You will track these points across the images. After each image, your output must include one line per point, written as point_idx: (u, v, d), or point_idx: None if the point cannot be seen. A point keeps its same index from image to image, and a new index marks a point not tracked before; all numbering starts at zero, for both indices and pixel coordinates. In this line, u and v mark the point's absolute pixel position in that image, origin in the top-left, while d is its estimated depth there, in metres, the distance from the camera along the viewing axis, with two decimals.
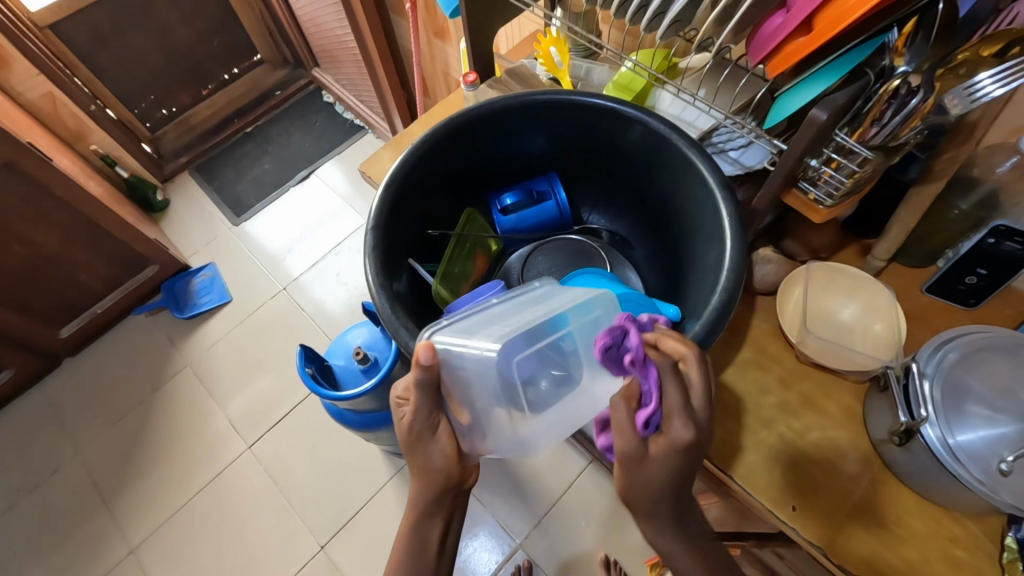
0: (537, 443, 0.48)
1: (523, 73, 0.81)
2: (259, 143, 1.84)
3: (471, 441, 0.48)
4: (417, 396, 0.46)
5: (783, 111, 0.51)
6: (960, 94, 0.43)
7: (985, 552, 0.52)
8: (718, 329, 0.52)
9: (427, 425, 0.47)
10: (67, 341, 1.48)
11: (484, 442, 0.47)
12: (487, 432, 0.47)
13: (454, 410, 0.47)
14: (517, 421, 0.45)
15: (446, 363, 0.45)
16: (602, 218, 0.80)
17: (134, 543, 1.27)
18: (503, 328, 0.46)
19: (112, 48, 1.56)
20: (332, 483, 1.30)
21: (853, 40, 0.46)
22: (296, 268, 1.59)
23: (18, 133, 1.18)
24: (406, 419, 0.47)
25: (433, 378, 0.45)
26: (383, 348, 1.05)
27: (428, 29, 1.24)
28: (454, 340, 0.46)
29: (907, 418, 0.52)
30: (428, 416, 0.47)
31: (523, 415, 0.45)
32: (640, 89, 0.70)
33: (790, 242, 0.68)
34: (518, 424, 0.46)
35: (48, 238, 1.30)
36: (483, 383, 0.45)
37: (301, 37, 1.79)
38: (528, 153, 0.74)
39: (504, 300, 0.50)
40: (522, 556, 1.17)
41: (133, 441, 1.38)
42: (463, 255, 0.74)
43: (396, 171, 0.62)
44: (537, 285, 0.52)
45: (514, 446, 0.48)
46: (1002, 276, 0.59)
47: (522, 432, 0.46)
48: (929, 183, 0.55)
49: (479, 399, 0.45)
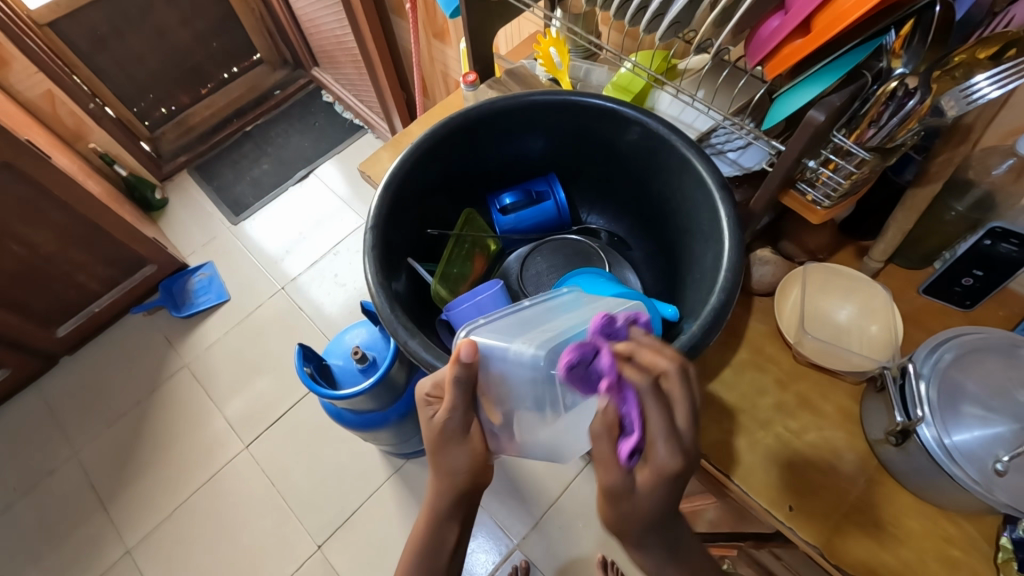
0: (565, 448, 0.48)
1: (523, 73, 0.81)
2: (258, 143, 1.84)
3: (499, 441, 0.48)
4: (454, 395, 0.45)
5: (780, 113, 0.52)
6: (956, 96, 0.44)
7: (980, 552, 0.52)
8: (716, 328, 0.52)
9: (459, 426, 0.46)
10: (64, 341, 1.47)
11: (513, 442, 0.48)
12: (519, 433, 0.47)
13: (486, 410, 0.47)
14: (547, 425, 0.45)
15: (484, 362, 0.45)
16: (600, 219, 0.80)
17: (131, 543, 1.26)
18: (544, 332, 0.45)
19: (112, 47, 1.56)
20: (330, 483, 1.30)
21: (850, 42, 0.46)
22: (294, 268, 1.59)
23: (18, 131, 1.18)
24: (441, 418, 0.46)
25: (471, 375, 0.44)
26: (381, 348, 1.05)
27: (427, 29, 1.24)
28: (494, 342, 0.45)
29: (903, 418, 0.52)
30: (462, 416, 0.46)
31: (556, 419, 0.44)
32: (639, 90, 0.71)
33: (786, 243, 0.69)
34: (550, 428, 0.45)
35: (47, 236, 1.30)
36: (523, 387, 0.44)
37: (300, 37, 1.79)
38: (527, 154, 0.74)
39: (537, 305, 0.50)
40: (519, 557, 1.17)
41: (130, 441, 1.38)
42: (462, 255, 0.74)
43: (396, 171, 0.62)
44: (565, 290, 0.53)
45: (540, 447, 0.48)
46: (997, 278, 0.59)
47: (550, 435, 0.46)
48: (926, 185, 0.55)
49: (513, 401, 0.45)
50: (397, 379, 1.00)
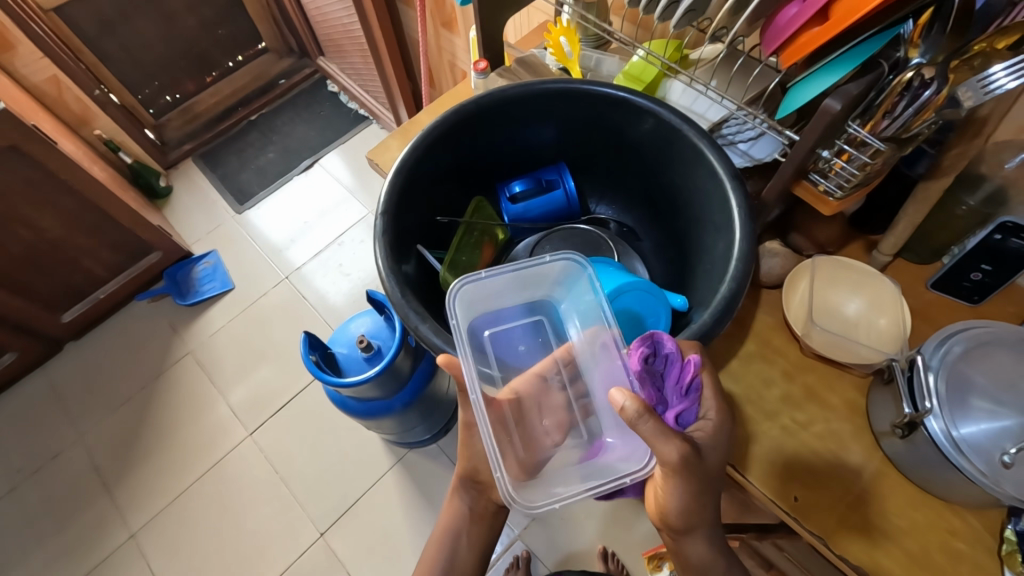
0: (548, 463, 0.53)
1: (532, 62, 0.81)
2: (263, 132, 1.84)
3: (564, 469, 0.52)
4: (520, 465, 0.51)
5: (796, 102, 0.52)
6: (973, 87, 0.43)
7: (984, 544, 0.52)
8: (726, 317, 0.53)
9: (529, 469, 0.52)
10: (69, 326, 1.48)
11: (562, 472, 0.52)
12: (561, 470, 0.52)
13: (587, 479, 0.50)
14: (573, 485, 0.49)
15: (617, 448, 0.52)
16: (609, 209, 0.80)
17: (135, 528, 1.27)
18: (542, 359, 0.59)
19: (117, 32, 1.55)
20: (331, 471, 1.30)
21: (866, 31, 0.47)
22: (298, 257, 1.59)
23: (25, 116, 1.18)
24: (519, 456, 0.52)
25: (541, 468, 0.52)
26: (386, 337, 1.06)
27: (435, 18, 1.23)
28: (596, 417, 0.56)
29: (911, 410, 0.52)
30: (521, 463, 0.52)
31: (580, 464, 0.53)
32: (651, 79, 0.70)
33: (796, 236, 0.68)
34: (583, 472, 0.51)
35: (52, 222, 1.30)
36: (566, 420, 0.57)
37: (307, 26, 1.79)
38: (537, 143, 0.74)
39: (527, 282, 0.57)
40: (521, 547, 1.18)
41: (135, 427, 1.38)
42: (471, 243, 0.74)
43: (407, 159, 0.62)
44: (549, 261, 0.55)
45: (504, 482, 0.47)
46: (1006, 274, 0.59)
47: (511, 464, 0.50)
48: (938, 178, 0.55)
49: (606, 462, 0.51)
50: (403, 368, 1.00)
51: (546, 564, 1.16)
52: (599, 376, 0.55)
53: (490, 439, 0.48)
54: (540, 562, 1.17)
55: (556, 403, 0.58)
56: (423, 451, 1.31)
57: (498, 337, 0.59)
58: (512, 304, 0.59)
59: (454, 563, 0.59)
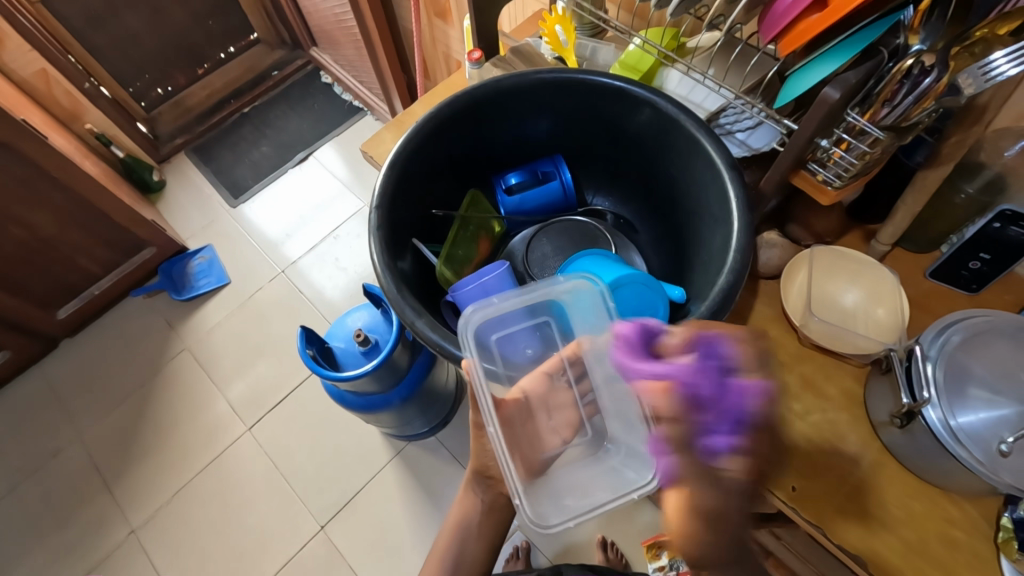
0: (558, 465, 0.55)
1: (528, 51, 0.80)
2: (256, 125, 1.82)
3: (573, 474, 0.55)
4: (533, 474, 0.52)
5: (795, 91, 0.51)
6: (974, 73, 0.42)
7: (981, 533, 0.52)
8: (724, 310, 0.53)
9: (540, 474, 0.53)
10: (64, 323, 1.47)
11: (571, 476, 0.54)
12: (569, 473, 0.54)
13: (599, 490, 0.52)
14: (583, 497, 0.52)
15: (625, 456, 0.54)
16: (606, 201, 0.80)
17: (135, 523, 1.27)
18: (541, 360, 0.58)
19: (107, 24, 1.54)
20: (331, 465, 1.30)
21: (867, 17, 0.46)
22: (294, 251, 1.58)
23: (14, 111, 1.17)
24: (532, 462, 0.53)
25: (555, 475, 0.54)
26: (384, 331, 1.05)
27: (428, 7, 1.22)
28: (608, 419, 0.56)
29: (909, 400, 0.52)
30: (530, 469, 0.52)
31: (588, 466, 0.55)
32: (648, 68, 0.69)
33: (793, 227, 0.68)
34: (595, 480, 0.53)
35: (45, 219, 1.29)
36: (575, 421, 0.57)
37: (299, 16, 1.76)
38: (532, 135, 0.73)
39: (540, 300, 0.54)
40: (520, 538, 1.18)
41: (133, 423, 1.38)
42: (467, 236, 0.73)
43: (402, 152, 0.62)
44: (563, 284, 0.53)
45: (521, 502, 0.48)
46: (1004, 263, 0.59)
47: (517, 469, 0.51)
48: (937, 167, 0.55)
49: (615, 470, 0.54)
50: (400, 362, 1.00)
51: (545, 553, 1.17)
52: (608, 386, 0.55)
53: (502, 454, 0.49)
54: (539, 552, 1.17)
55: (559, 401, 0.57)
56: (423, 443, 1.31)
57: (504, 344, 0.57)
58: (517, 317, 0.56)
59: (463, 553, 0.61)
